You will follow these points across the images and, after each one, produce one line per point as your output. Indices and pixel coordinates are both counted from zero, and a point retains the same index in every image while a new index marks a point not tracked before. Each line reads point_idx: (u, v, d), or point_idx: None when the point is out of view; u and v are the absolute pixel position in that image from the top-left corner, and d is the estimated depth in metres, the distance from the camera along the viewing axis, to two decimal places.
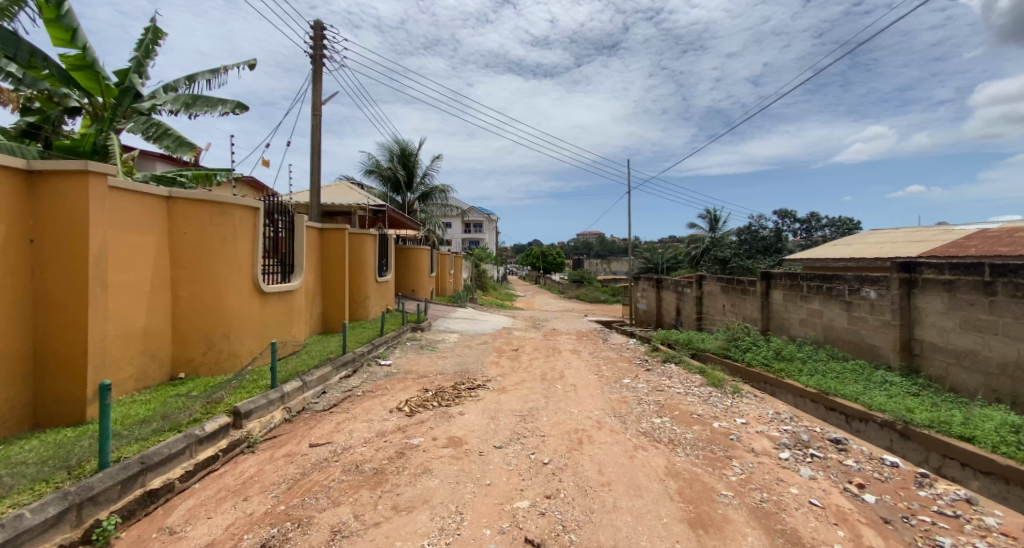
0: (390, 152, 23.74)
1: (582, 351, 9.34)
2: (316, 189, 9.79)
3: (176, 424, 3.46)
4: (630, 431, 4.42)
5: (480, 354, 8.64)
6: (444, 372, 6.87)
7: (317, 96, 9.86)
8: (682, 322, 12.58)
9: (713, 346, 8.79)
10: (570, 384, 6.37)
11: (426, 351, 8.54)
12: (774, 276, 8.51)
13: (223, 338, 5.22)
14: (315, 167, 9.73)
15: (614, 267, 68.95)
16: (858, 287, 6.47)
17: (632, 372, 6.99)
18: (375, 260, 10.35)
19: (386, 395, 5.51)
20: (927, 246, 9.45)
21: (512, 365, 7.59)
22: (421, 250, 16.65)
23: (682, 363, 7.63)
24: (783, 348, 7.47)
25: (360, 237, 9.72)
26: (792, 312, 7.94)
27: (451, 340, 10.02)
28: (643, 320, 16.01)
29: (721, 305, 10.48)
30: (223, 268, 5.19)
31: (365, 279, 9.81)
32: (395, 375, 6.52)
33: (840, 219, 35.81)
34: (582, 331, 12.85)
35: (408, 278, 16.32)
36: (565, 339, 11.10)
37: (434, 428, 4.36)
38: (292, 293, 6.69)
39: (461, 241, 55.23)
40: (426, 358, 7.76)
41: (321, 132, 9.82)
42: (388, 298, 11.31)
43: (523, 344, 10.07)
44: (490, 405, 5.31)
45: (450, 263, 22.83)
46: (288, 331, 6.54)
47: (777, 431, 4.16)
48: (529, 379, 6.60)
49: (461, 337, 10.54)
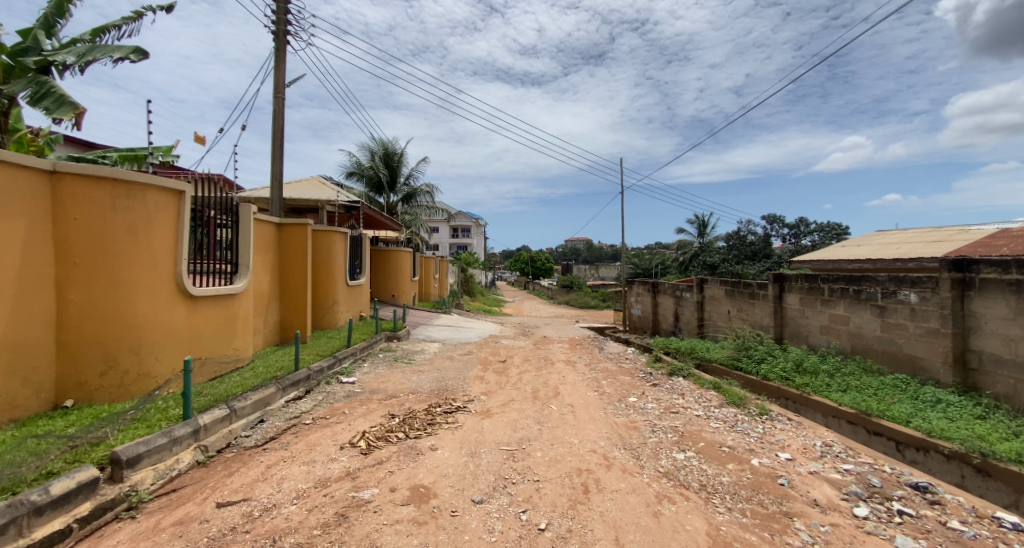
0: (372, 152, 22.64)
1: (576, 362, 8.37)
2: (278, 180, 8.69)
3: (11, 485, 2.43)
4: (648, 472, 3.45)
5: (462, 366, 7.61)
6: (418, 390, 5.82)
7: (279, 76, 8.79)
8: (681, 329, 11.71)
9: (721, 357, 7.91)
10: (566, 404, 5.38)
11: (401, 364, 7.48)
12: (789, 278, 7.71)
13: (131, 355, 4.11)
14: (277, 155, 8.63)
15: (602, 273, 68.50)
16: (894, 289, 5.68)
17: (636, 389, 6.05)
18: (346, 261, 9.30)
19: (341, 425, 4.44)
20: (947, 246, 8.77)
21: (498, 380, 6.58)
22: (402, 253, 15.56)
23: (690, 376, 6.72)
24: (803, 359, 6.63)
25: (327, 235, 8.69)
26: (810, 319, 7.13)
27: (431, 351, 8.96)
28: (637, 327, 15.17)
29: (726, 311, 9.64)
30: (132, 266, 4.11)
31: (332, 283, 8.75)
32: (358, 396, 5.46)
33: (829, 225, 35.78)
34: (575, 340, 11.91)
35: (388, 282, 15.22)
36: (557, 348, 10.11)
37: (394, 474, 3.34)
38: (235, 298, 5.60)
39: (448, 246, 54.01)
40: (398, 374, 6.70)
41: (284, 117, 8.75)
42: (361, 304, 10.22)
43: (511, 354, 9.07)
44: (470, 435, 4.30)
45: (435, 268, 21.72)
46: (228, 344, 5.43)
47: (840, 476, 3.23)
48: (518, 398, 5.60)
49: (442, 347, 9.48)
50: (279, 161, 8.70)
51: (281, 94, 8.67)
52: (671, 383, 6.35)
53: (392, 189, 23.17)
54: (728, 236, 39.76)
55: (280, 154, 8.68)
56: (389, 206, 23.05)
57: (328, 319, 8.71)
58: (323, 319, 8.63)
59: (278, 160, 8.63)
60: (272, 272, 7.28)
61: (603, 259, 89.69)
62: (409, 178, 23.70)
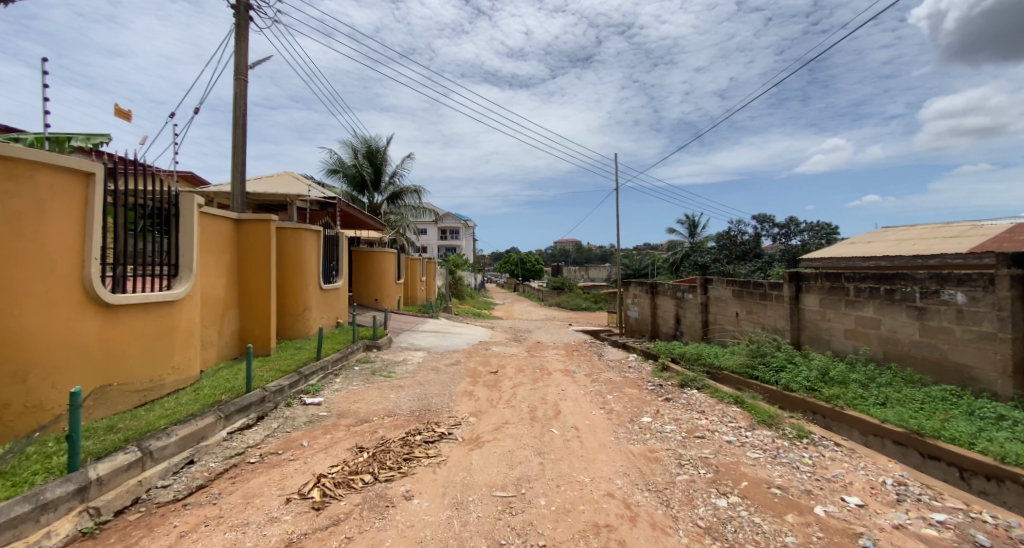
0: (355, 149, 21.67)
1: (576, 372, 7.58)
2: (239, 172, 7.75)
3: None
4: (685, 528, 2.66)
5: (448, 380, 6.75)
6: (395, 412, 4.96)
7: (241, 55, 7.86)
8: (684, 332, 11.03)
9: (734, 364, 7.21)
10: (570, 428, 4.56)
11: (378, 379, 6.60)
12: (807, 277, 7.05)
13: (13, 383, 3.18)
14: (238, 144, 7.69)
15: (592, 274, 68.04)
16: (936, 289, 5.01)
17: (648, 405, 5.29)
18: (318, 262, 8.42)
19: (293, 465, 3.56)
20: (968, 240, 8.21)
21: (489, 397, 5.74)
22: (386, 254, 14.64)
23: (706, 387, 6.00)
24: (829, 367, 5.96)
25: (296, 233, 7.81)
26: (833, 322, 6.47)
27: (414, 361, 8.08)
28: (634, 330, 14.49)
29: (734, 314, 8.98)
30: (14, 267, 3.19)
31: (303, 286, 7.86)
32: (322, 423, 4.56)
33: (818, 224, 35.74)
34: (571, 345, 11.15)
35: (371, 286, 14.29)
36: (552, 356, 9.33)
37: (352, 543, 2.49)
38: (174, 306, 4.69)
39: (436, 247, 52.99)
40: (372, 392, 5.79)
41: (247, 102, 7.82)
42: (337, 310, 9.32)
43: (504, 363, 8.24)
44: (455, 474, 3.46)
45: (422, 270, 20.77)
46: (162, 362, 4.50)
47: (936, 533, 2.47)
48: (514, 421, 4.77)
49: (427, 357, 8.60)
50: (241, 150, 7.76)
51: (243, 76, 7.74)
52: (686, 397, 5.60)
53: (376, 188, 22.21)
54: (719, 236, 39.55)
55: (242, 143, 7.74)
56: (373, 205, 22.07)
57: (297, 327, 7.80)
58: (292, 328, 7.74)
59: (240, 149, 7.68)
60: (228, 275, 6.37)
61: (593, 261, 89.43)
62: (395, 177, 22.77)
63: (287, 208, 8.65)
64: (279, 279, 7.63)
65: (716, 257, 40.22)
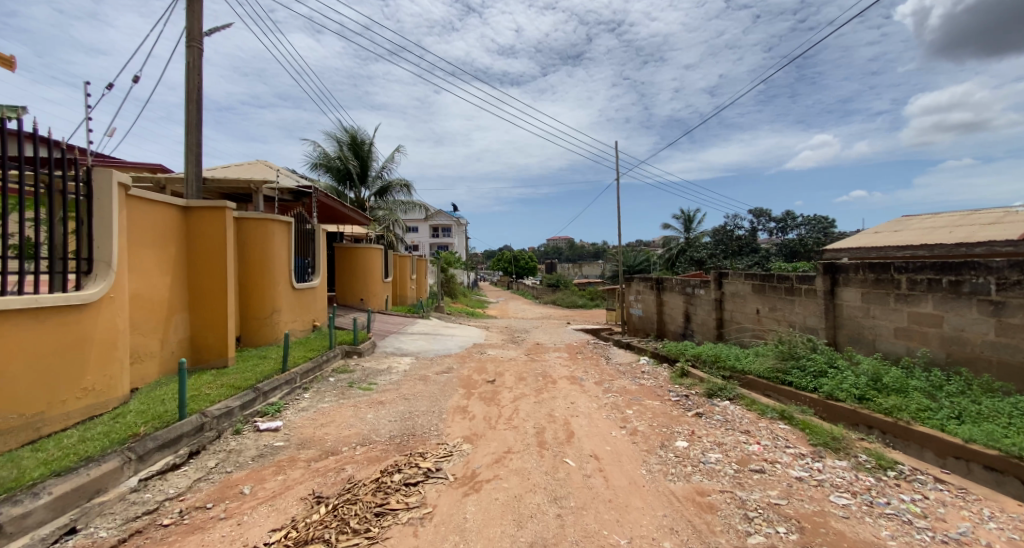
0: (340, 141, 20.56)
1: (583, 379, 6.68)
2: (193, 153, 6.71)
3: None
4: None
5: (438, 392, 5.81)
6: (372, 439, 4.00)
7: (193, 19, 6.80)
8: (695, 332, 10.21)
9: (763, 369, 6.40)
10: (589, 459, 3.65)
11: (356, 393, 5.62)
12: (844, 269, 6.22)
13: None
14: (191, 122, 6.66)
15: (587, 271, 67.36)
16: (1017, 279, 4.20)
17: (679, 424, 4.39)
18: (290, 257, 7.45)
19: (222, 529, 2.58)
20: (1012, 225, 7.43)
21: (486, 416, 4.81)
22: (372, 251, 13.62)
23: (738, 398, 5.17)
24: (880, 372, 5.15)
25: (262, 224, 6.82)
26: (879, 319, 5.67)
27: (400, 370, 7.10)
28: (637, 328, 13.68)
29: (756, 311, 8.16)
30: None
31: (270, 285, 6.89)
32: (275, 457, 3.57)
33: (815, 217, 35.27)
34: (573, 346, 10.28)
35: (357, 285, 13.31)
36: (554, 360, 8.42)
37: None
38: (88, 311, 3.70)
39: (428, 245, 51.87)
40: (344, 411, 4.81)
41: (201, 73, 6.78)
42: (313, 311, 8.37)
43: (501, 369, 7.32)
44: (443, 537, 2.53)
45: (412, 268, 19.75)
46: (65, 385, 3.53)
47: None
48: (518, 449, 3.85)
49: (415, 364, 7.63)
50: (196, 129, 6.72)
51: (196, 43, 6.70)
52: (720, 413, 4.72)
53: (363, 183, 21.14)
54: (715, 231, 38.98)
55: (196, 121, 6.72)
56: (360, 200, 20.99)
57: (263, 332, 6.82)
58: (258, 333, 6.76)
59: (193, 128, 6.65)
60: (175, 272, 5.38)
61: (587, 258, 88.81)
62: (382, 170, 21.73)
63: (252, 197, 7.63)
64: (243, 277, 6.66)
65: (712, 252, 39.68)
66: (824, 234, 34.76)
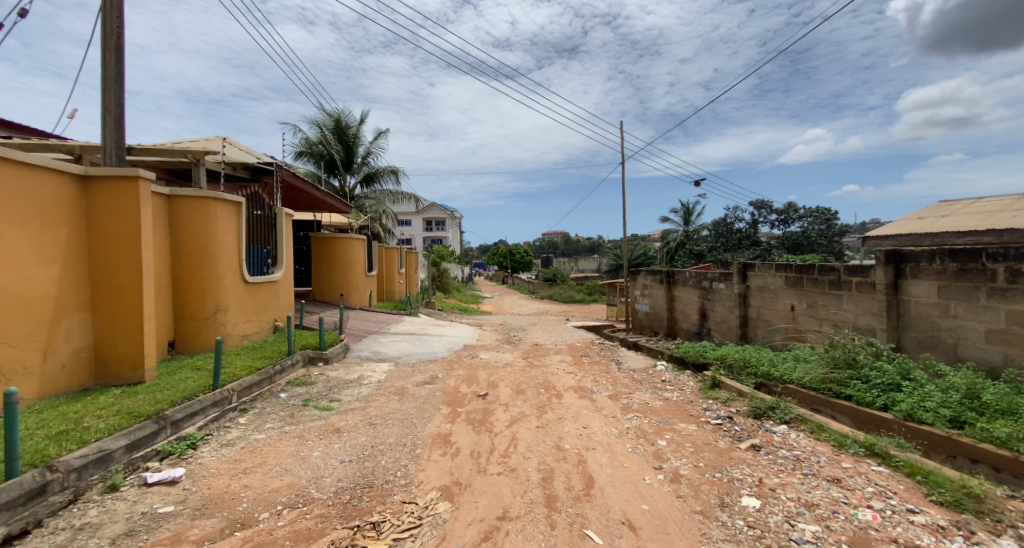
0: (323, 125, 19.16)
1: (594, 392, 5.53)
2: (112, 115, 5.44)
3: None
4: None
5: (415, 413, 4.62)
6: (308, 498, 2.79)
7: None
8: (713, 331, 9.11)
9: (813, 380, 5.31)
10: (621, 531, 2.48)
11: (308, 417, 4.40)
12: (914, 258, 5.07)
13: None
14: (108, 77, 5.39)
15: (582, 265, 66.24)
16: None
17: (734, 465, 3.23)
18: (242, 246, 6.22)
19: None
20: None
21: (474, 450, 3.63)
22: (352, 242, 12.38)
23: (798, 421, 4.04)
24: (977, 385, 4.03)
25: (200, 203, 5.56)
26: (964, 319, 4.55)
27: (372, 381, 5.88)
28: (644, 326, 12.58)
29: (790, 308, 7.07)
30: None
31: (213, 279, 5.66)
32: (152, 536, 2.34)
33: (818, 209, 34.13)
34: (577, 347, 9.16)
35: (337, 279, 12.05)
36: (557, 365, 7.28)
37: None
38: None
39: (421, 239, 50.51)
40: (285, 446, 3.60)
41: (120, 14, 5.47)
42: (275, 310, 7.16)
43: (495, 378, 6.15)
44: None
45: (400, 261, 18.49)
46: None
47: None
48: (518, 513, 2.67)
49: (393, 372, 6.42)
50: (114, 85, 5.46)
51: None
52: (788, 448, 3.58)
53: (348, 170, 19.77)
54: (715, 224, 37.97)
55: (115, 75, 5.45)
56: (345, 189, 19.66)
57: (204, 335, 5.60)
58: (197, 337, 5.55)
59: (110, 83, 5.39)
60: (67, 261, 4.13)
61: (583, 252, 87.69)
62: (369, 157, 20.37)
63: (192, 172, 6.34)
64: (177, 269, 5.42)
65: (712, 245, 38.61)
66: (828, 226, 33.67)
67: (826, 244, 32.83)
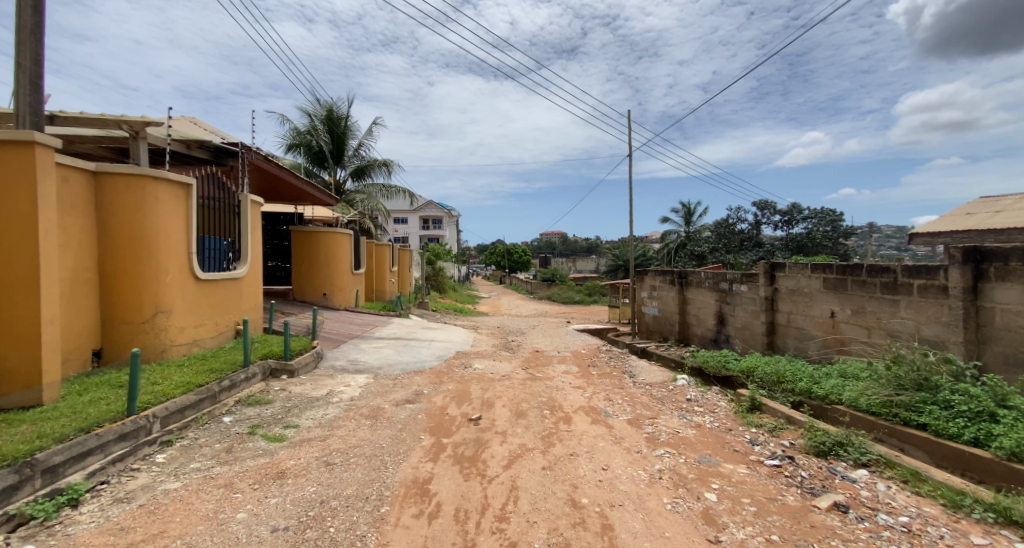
0: (313, 115, 18.17)
1: (609, 414, 4.60)
2: (31, 76, 4.23)
3: None
4: None
5: (388, 445, 3.65)
6: None
7: None
8: (734, 338, 8.22)
9: (873, 403, 4.41)
10: None
11: (250, 451, 3.43)
12: (1000, 256, 4.16)
13: None
14: (24, 28, 4.19)
15: (581, 266, 65.39)
16: None
17: (824, 541, 2.29)
18: (192, 236, 5.23)
19: None
20: None
21: (459, 510, 2.67)
22: (337, 237, 11.42)
23: (881, 465, 3.18)
24: None
25: (135, 182, 4.58)
26: None
27: (343, 399, 4.91)
28: (652, 331, 11.68)
29: (830, 314, 6.14)
30: None
31: (151, 274, 4.68)
32: None
33: (823, 209, 33.20)
34: (582, 355, 8.23)
35: (320, 278, 11.09)
36: (562, 377, 6.35)
37: None
38: None
39: (417, 237, 49.47)
40: (200, 502, 2.62)
41: None
42: (236, 311, 6.19)
43: (490, 396, 5.20)
44: None
45: (392, 259, 17.52)
46: None
47: None
48: None
49: (370, 387, 5.46)
50: (32, 39, 4.26)
51: None
52: (886, 511, 2.63)
53: (339, 163, 18.78)
54: (718, 224, 37.09)
55: (35, 27, 4.27)
56: (335, 182, 18.67)
57: (140, 342, 4.62)
58: (131, 345, 4.57)
59: (28, 36, 4.21)
60: None
61: (581, 252, 86.69)
62: (361, 150, 19.39)
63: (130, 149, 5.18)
64: (106, 262, 4.47)
65: (714, 246, 37.78)
66: (833, 227, 32.73)
67: (832, 246, 31.94)
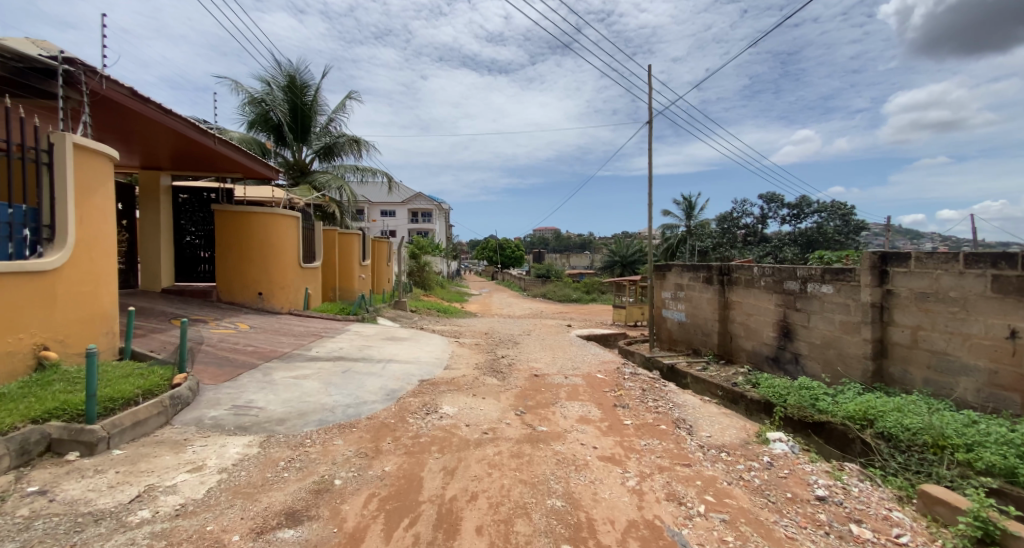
0: (272, 82, 15.52)
1: None
2: None
3: None
4: None
5: None
6: None
7: None
8: (811, 360, 5.93)
9: None
10: None
11: None
12: None
13: None
14: None
15: (575, 262, 63.13)
16: None
17: None
18: None
19: None
20: None
21: None
22: (278, 221, 8.89)
23: None
24: None
25: None
26: None
27: (156, 516, 2.43)
28: (675, 341, 9.38)
29: (1010, 333, 3.82)
30: None
31: None
32: None
33: (834, 202, 31.00)
34: (599, 384, 5.86)
35: (253, 273, 8.57)
36: (578, 434, 3.95)
37: None
38: None
39: (404, 230, 46.72)
40: None
41: None
42: (38, 327, 3.71)
43: (453, 494, 2.78)
44: None
45: (363, 250, 14.98)
46: None
47: None
48: None
49: (238, 471, 3.00)
50: None
51: None
52: None
53: (303, 140, 16.21)
54: (722, 218, 34.96)
55: None
56: (300, 163, 16.15)
57: None
58: None
59: None
60: None
61: (576, 248, 84.62)
62: (331, 126, 16.82)
63: None
64: None
65: (717, 240, 35.60)
66: (846, 221, 30.32)
67: (843, 242, 29.81)
